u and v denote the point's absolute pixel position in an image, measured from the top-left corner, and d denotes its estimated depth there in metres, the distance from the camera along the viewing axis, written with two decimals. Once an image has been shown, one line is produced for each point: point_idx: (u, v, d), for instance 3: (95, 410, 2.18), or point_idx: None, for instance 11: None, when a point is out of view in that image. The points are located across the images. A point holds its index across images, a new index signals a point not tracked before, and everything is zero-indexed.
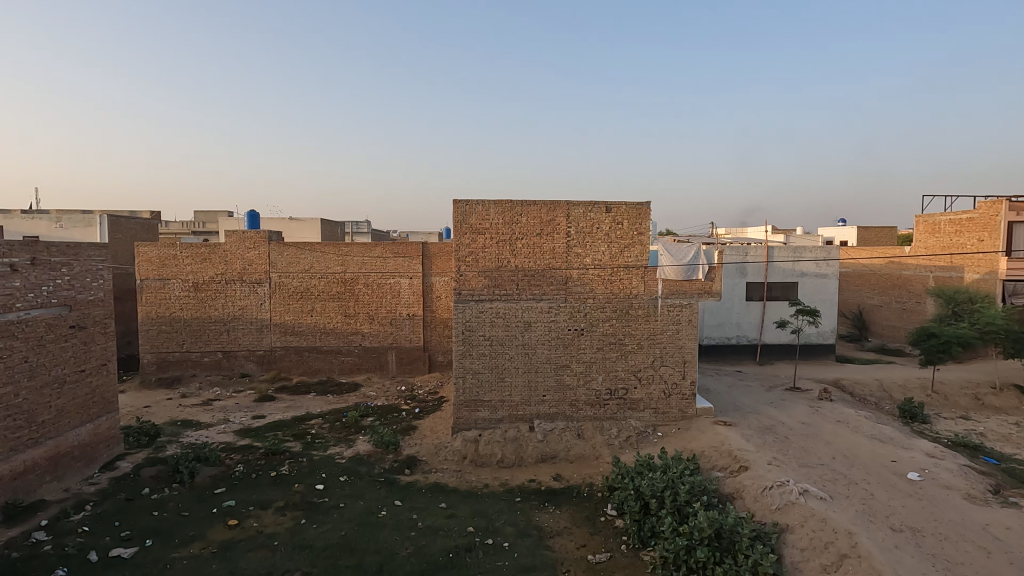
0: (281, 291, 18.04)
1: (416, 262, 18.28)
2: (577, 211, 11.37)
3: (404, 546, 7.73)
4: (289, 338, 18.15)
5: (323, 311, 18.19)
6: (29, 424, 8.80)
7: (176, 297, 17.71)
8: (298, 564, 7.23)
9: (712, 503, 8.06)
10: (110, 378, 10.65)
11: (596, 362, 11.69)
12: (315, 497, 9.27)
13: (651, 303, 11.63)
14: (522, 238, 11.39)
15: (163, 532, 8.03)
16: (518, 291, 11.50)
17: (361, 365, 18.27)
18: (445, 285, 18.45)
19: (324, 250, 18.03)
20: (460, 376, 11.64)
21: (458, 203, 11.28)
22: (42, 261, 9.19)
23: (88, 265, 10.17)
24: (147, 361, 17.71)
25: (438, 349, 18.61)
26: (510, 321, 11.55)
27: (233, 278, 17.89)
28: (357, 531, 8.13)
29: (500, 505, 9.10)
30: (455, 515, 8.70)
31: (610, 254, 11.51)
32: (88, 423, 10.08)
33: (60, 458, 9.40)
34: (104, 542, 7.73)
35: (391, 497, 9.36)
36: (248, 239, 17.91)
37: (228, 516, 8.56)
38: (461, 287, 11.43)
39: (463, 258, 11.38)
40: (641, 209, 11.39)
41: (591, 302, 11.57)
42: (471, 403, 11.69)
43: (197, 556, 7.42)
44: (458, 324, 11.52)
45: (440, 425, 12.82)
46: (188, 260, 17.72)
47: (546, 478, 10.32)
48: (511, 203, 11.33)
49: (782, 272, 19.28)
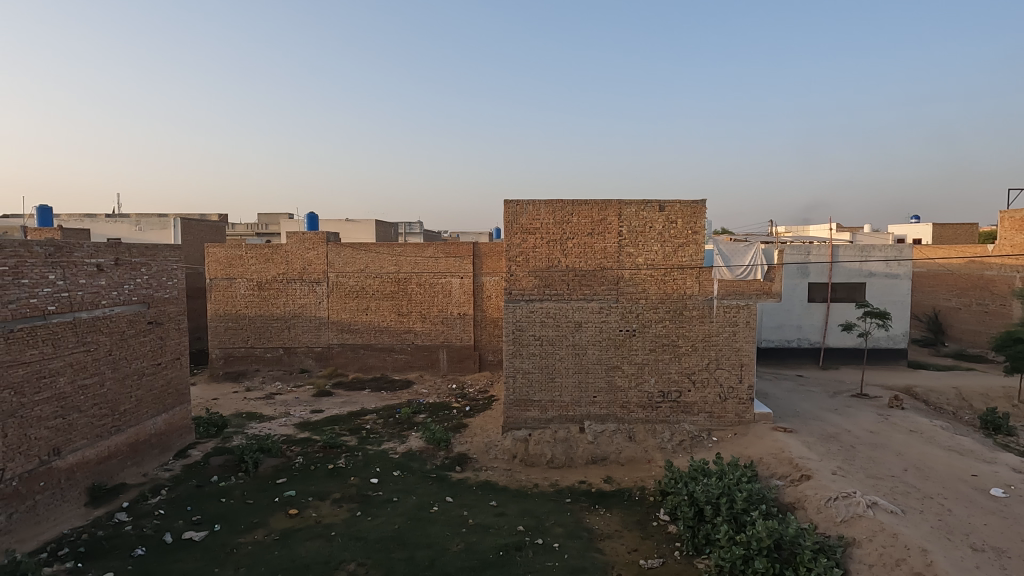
0: (338, 290, 18.67)
1: (467, 262, 18.50)
2: (629, 210, 11.21)
3: (455, 542, 7.83)
4: (346, 336, 18.76)
5: (378, 310, 18.70)
6: (113, 413, 9.50)
7: (242, 295, 18.67)
8: (354, 555, 7.46)
9: (772, 512, 7.76)
10: (183, 370, 11.35)
11: (648, 364, 11.48)
12: (369, 491, 9.55)
13: (706, 304, 11.31)
14: (573, 238, 11.32)
15: (230, 518, 8.49)
16: (568, 291, 11.44)
17: (413, 363, 18.66)
18: (496, 284, 18.56)
19: (379, 250, 18.54)
20: (511, 376, 11.69)
21: (509, 203, 11.35)
22: (125, 261, 9.90)
23: (164, 265, 10.87)
24: (215, 356, 18.75)
25: (488, 349, 18.72)
26: (559, 321, 11.50)
27: (294, 277, 18.67)
28: (409, 525, 8.30)
29: (550, 505, 9.08)
30: (505, 513, 8.75)
31: (663, 254, 11.27)
32: (163, 413, 10.76)
33: (139, 445, 10.09)
34: (177, 524, 8.25)
35: (442, 493, 9.52)
36: (307, 240, 18.65)
37: (289, 505, 8.94)
38: (512, 286, 11.47)
39: (515, 258, 11.42)
40: (697, 207, 11.10)
41: (644, 303, 11.37)
42: (521, 403, 11.71)
43: (261, 542, 7.79)
44: (509, 324, 11.56)
45: (490, 423, 12.92)
46: (253, 260, 18.65)
47: (596, 480, 10.20)
48: (562, 203, 11.30)
49: (848, 272, 18.30)
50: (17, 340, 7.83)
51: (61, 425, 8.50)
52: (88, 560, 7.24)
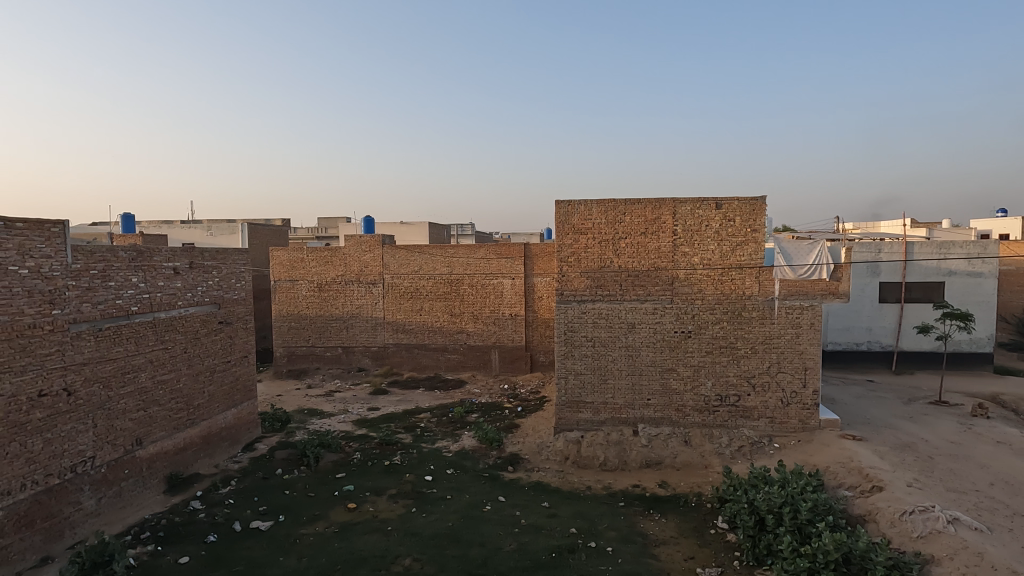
0: (393, 291, 19.17)
1: (518, 262, 18.56)
2: (684, 209, 10.93)
3: (508, 541, 7.86)
4: (400, 336, 19.23)
5: (431, 310, 19.05)
6: (188, 407, 10.13)
7: (303, 296, 19.49)
8: (409, 550, 7.63)
9: (840, 525, 7.35)
10: (251, 367, 11.97)
11: (704, 367, 11.15)
12: (424, 487, 9.75)
13: (767, 305, 10.87)
14: (625, 237, 11.15)
15: (293, 509, 8.87)
16: (620, 292, 11.27)
17: (466, 363, 18.89)
18: (547, 284, 18.53)
19: (432, 252, 18.90)
20: (563, 377, 11.63)
21: (560, 203, 11.31)
22: (198, 265, 10.55)
23: (233, 268, 11.50)
24: (279, 354, 19.67)
25: (540, 350, 18.69)
26: (612, 322, 11.34)
27: (351, 278, 19.31)
28: (462, 523, 8.41)
29: (603, 509, 8.97)
30: (558, 515, 8.72)
31: (720, 253, 10.92)
32: (233, 408, 11.38)
33: (211, 437, 10.71)
34: (245, 514, 8.70)
35: (494, 493, 9.59)
36: (364, 243, 19.25)
37: (348, 499, 9.25)
38: (563, 287, 11.42)
39: (566, 258, 11.36)
40: (756, 204, 10.69)
41: (700, 304, 11.06)
42: (573, 404, 11.63)
43: (322, 534, 8.10)
44: (560, 325, 11.51)
45: (542, 424, 12.91)
46: (313, 262, 19.42)
47: (650, 484, 9.99)
48: (614, 203, 11.15)
49: (924, 271, 17.13)
50: (105, 338, 8.48)
51: (142, 417, 9.13)
52: (166, 544, 7.75)
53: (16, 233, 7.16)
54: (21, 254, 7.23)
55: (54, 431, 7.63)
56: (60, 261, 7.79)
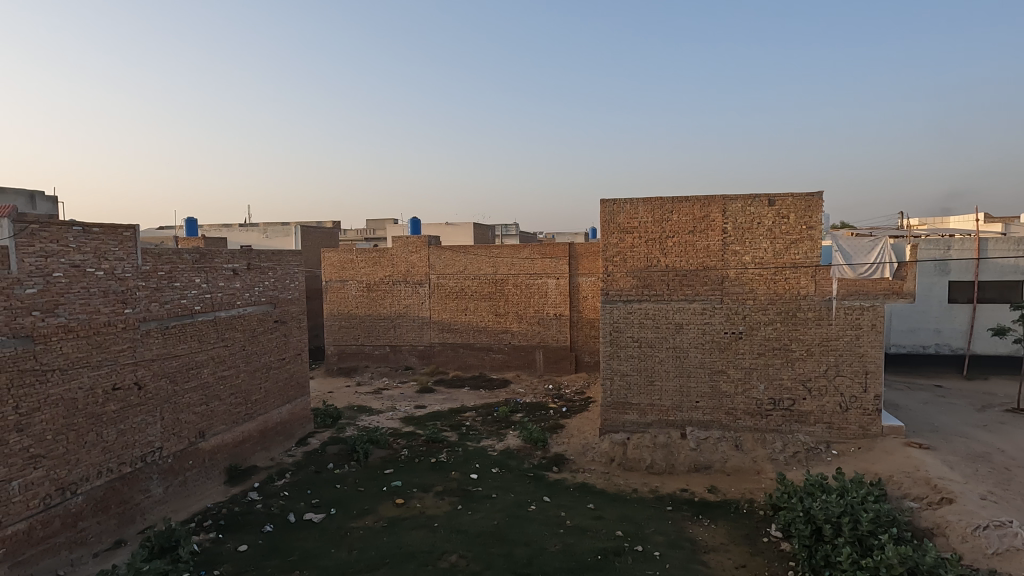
0: (439, 291, 19.46)
1: (563, 262, 18.49)
2: (734, 206, 10.61)
3: (553, 542, 7.85)
4: (446, 335, 19.50)
5: (476, 310, 19.22)
6: (246, 401, 10.61)
7: (353, 296, 20.05)
8: (455, 547, 7.73)
9: (905, 538, 6.97)
10: (304, 365, 12.42)
11: (756, 369, 10.78)
12: (469, 485, 9.85)
13: (824, 305, 10.42)
14: (673, 236, 10.93)
15: (344, 503, 9.15)
16: (667, 292, 11.04)
17: (510, 363, 18.95)
18: (592, 284, 18.37)
19: (477, 252, 19.08)
20: (608, 378, 11.48)
21: (605, 203, 11.20)
22: (255, 266, 11.03)
23: (288, 269, 11.96)
24: (331, 352, 20.31)
25: (585, 350, 18.54)
26: (659, 323, 11.13)
27: (399, 279, 19.72)
28: (508, 522, 8.45)
29: (650, 512, 8.82)
30: (603, 517, 8.63)
31: (772, 252, 10.55)
32: (287, 403, 11.84)
33: (267, 431, 11.18)
34: (299, 506, 9.03)
35: (539, 493, 9.59)
36: (411, 243, 19.63)
37: (396, 495, 9.46)
38: (609, 287, 11.29)
39: (611, 258, 11.23)
40: (812, 200, 10.27)
41: (751, 304, 10.70)
42: (619, 406, 11.48)
43: (371, 528, 8.32)
44: (606, 325, 11.38)
45: (588, 425, 12.81)
46: (362, 263, 19.96)
47: (699, 489, 9.74)
48: (661, 201, 10.95)
49: (1000, 269, 15.99)
50: (171, 336, 8.98)
51: (205, 411, 9.63)
52: (227, 532, 8.15)
53: (93, 237, 7.67)
54: (97, 256, 7.75)
55: (126, 422, 8.14)
56: (131, 263, 8.30)
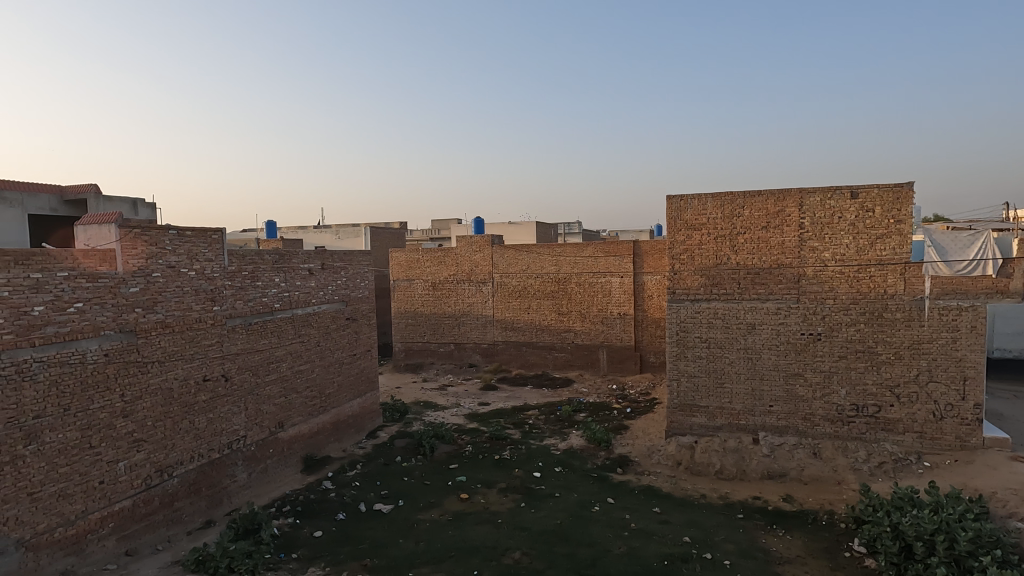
0: (502, 290, 19.63)
1: (627, 261, 18.17)
2: (812, 199, 10.03)
3: (617, 544, 7.73)
4: (509, 333, 19.65)
5: (539, 309, 19.25)
6: (320, 395, 11.15)
7: (419, 294, 20.61)
8: (519, 544, 7.78)
9: (1011, 561, 6.34)
10: (373, 361, 12.89)
11: (837, 373, 10.14)
12: (533, 483, 9.88)
13: (914, 305, 9.65)
14: (744, 232, 10.48)
15: (411, 496, 9.43)
16: (739, 290, 10.59)
17: (574, 362, 18.83)
18: (658, 283, 17.94)
19: (540, 251, 19.11)
20: (675, 379, 11.14)
21: (672, 199, 10.89)
22: (329, 266, 11.57)
23: (358, 269, 12.46)
24: (398, 349, 20.97)
25: (650, 350, 18.12)
26: (729, 323, 10.69)
27: (463, 278, 20.08)
28: (571, 522, 8.41)
29: (720, 519, 8.51)
30: (669, 522, 8.41)
31: (855, 248, 9.89)
32: (358, 398, 12.34)
33: (339, 424, 11.70)
34: (369, 496, 9.40)
35: (603, 494, 9.47)
36: (475, 243, 19.93)
37: (461, 490, 9.63)
38: (675, 286, 10.96)
39: (678, 256, 10.90)
40: (901, 191, 9.54)
41: (831, 304, 10.08)
42: (686, 408, 11.10)
43: (437, 521, 8.53)
44: (672, 325, 11.05)
45: (654, 427, 12.52)
46: (428, 262, 20.47)
47: (773, 497, 9.29)
48: (731, 196, 10.52)
49: None
50: (253, 332, 9.59)
51: (284, 402, 10.21)
52: (304, 518, 8.61)
53: (186, 240, 8.32)
54: (189, 258, 8.39)
55: (215, 411, 8.77)
56: (219, 264, 8.92)
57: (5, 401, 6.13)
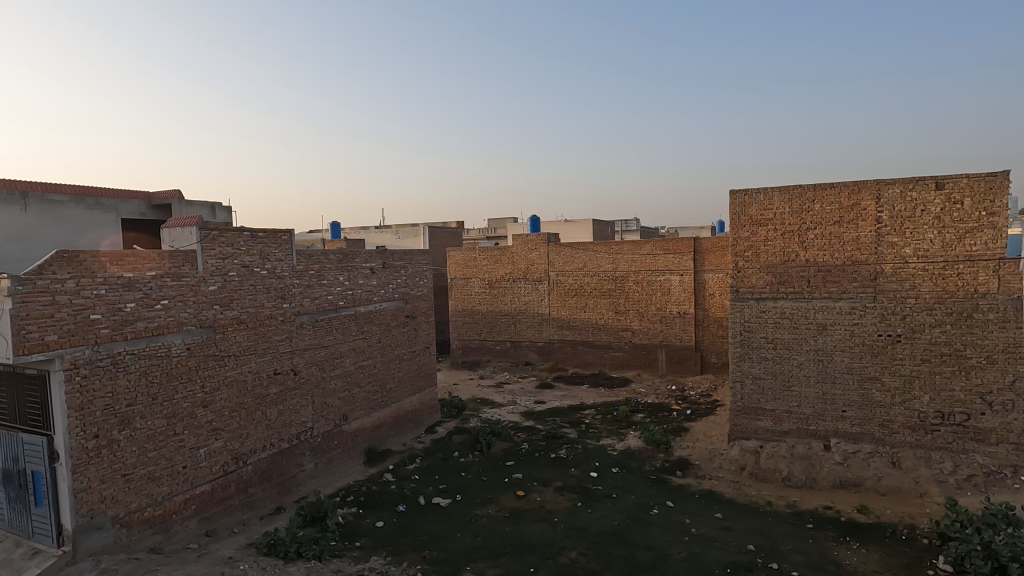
0: (558, 288, 19.56)
1: (687, 258, 17.67)
2: (892, 192, 9.41)
3: (677, 549, 7.53)
4: (565, 332, 19.56)
5: (596, 307, 19.05)
6: (381, 389, 11.51)
7: (476, 293, 20.88)
8: (575, 543, 7.74)
9: None
10: (432, 357, 13.16)
11: (919, 377, 9.45)
12: (589, 483, 9.79)
13: (1010, 305, 8.86)
14: (815, 227, 9.95)
15: (469, 491, 9.57)
16: (808, 289, 10.06)
17: (631, 362, 18.50)
18: (720, 281, 17.35)
19: (597, 249, 18.92)
20: (738, 381, 10.70)
21: (735, 193, 10.50)
22: (389, 265, 11.92)
23: (417, 268, 12.76)
24: (456, 346, 21.33)
25: (712, 350, 17.55)
26: (798, 323, 10.17)
27: (519, 276, 20.16)
28: (629, 524, 8.28)
29: (787, 528, 8.12)
30: (733, 528, 8.12)
31: (941, 243, 9.20)
32: (417, 393, 12.64)
33: (399, 418, 12.04)
34: (428, 490, 9.62)
35: (662, 497, 9.27)
36: (531, 241, 19.99)
37: (517, 487, 9.69)
38: (739, 284, 10.55)
39: (742, 253, 10.49)
40: (994, 181, 8.80)
41: (913, 303, 9.41)
42: (750, 412, 10.63)
43: (494, 517, 8.61)
44: (736, 324, 10.64)
45: (715, 430, 12.12)
46: (484, 261, 20.69)
47: (846, 507, 8.77)
48: (800, 189, 10.03)
49: None
50: (319, 328, 10.02)
51: (347, 396, 10.61)
52: (366, 508, 8.92)
53: (258, 241, 8.80)
54: (261, 258, 8.88)
55: (284, 403, 9.24)
56: (288, 264, 9.38)
57: (103, 389, 6.69)
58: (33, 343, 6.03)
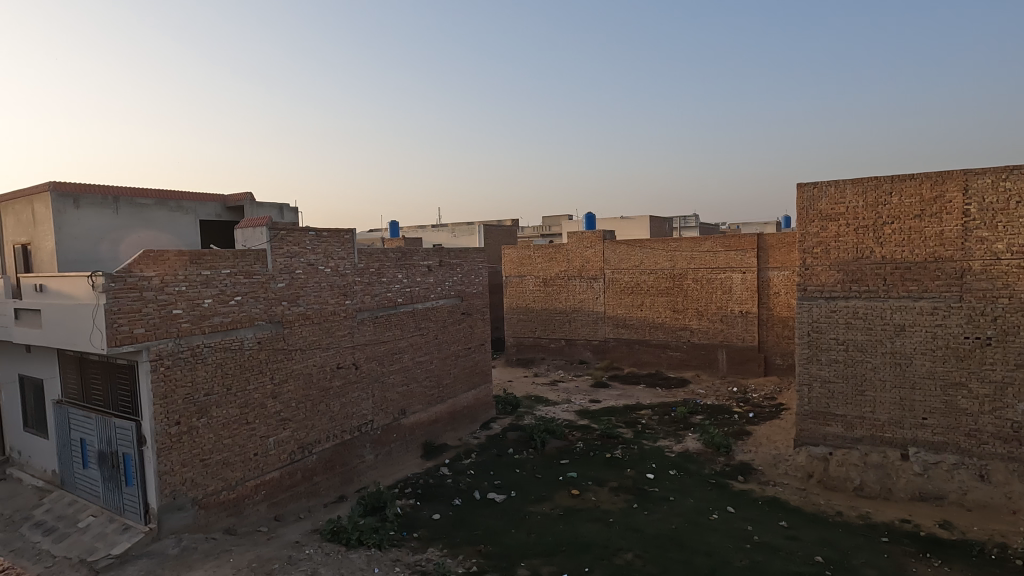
0: (614, 286, 19.29)
1: (750, 255, 17.00)
2: (981, 182, 8.70)
3: (738, 556, 7.28)
4: (621, 331, 19.27)
5: (653, 306, 18.65)
6: (438, 385, 11.74)
7: (530, 290, 20.92)
8: (631, 545, 7.63)
9: None
10: (486, 354, 13.29)
11: (1012, 384, 8.69)
12: (646, 485, 9.62)
13: None
14: (892, 222, 9.34)
15: (523, 488, 9.62)
16: (885, 288, 9.45)
17: (689, 362, 18.00)
18: (785, 279, 16.58)
19: (654, 246, 18.52)
20: (806, 384, 10.18)
21: (803, 187, 10.01)
22: (446, 263, 12.14)
23: (473, 265, 12.92)
24: (511, 343, 21.46)
25: (776, 351, 16.79)
26: (872, 323, 9.57)
27: (574, 274, 20.03)
28: (687, 528, 8.07)
29: (859, 541, 7.67)
30: (799, 538, 7.75)
31: None
32: (472, 389, 12.81)
33: (455, 413, 12.25)
34: (483, 485, 9.74)
35: (722, 502, 8.97)
36: (586, 239, 19.82)
37: (572, 485, 9.65)
38: (807, 282, 10.04)
39: (811, 249, 9.98)
40: None
41: (1005, 303, 8.66)
42: (819, 416, 10.09)
43: (548, 514, 8.62)
44: (803, 324, 10.13)
45: (780, 434, 11.60)
46: (539, 258, 20.70)
47: (926, 522, 8.19)
48: (876, 181, 9.44)
49: None
50: (379, 325, 10.34)
51: (406, 391, 10.90)
52: (423, 500, 9.14)
53: (323, 240, 9.18)
54: (325, 256, 9.26)
55: (347, 396, 9.60)
56: (350, 262, 9.73)
57: (183, 379, 7.18)
58: (124, 336, 6.56)
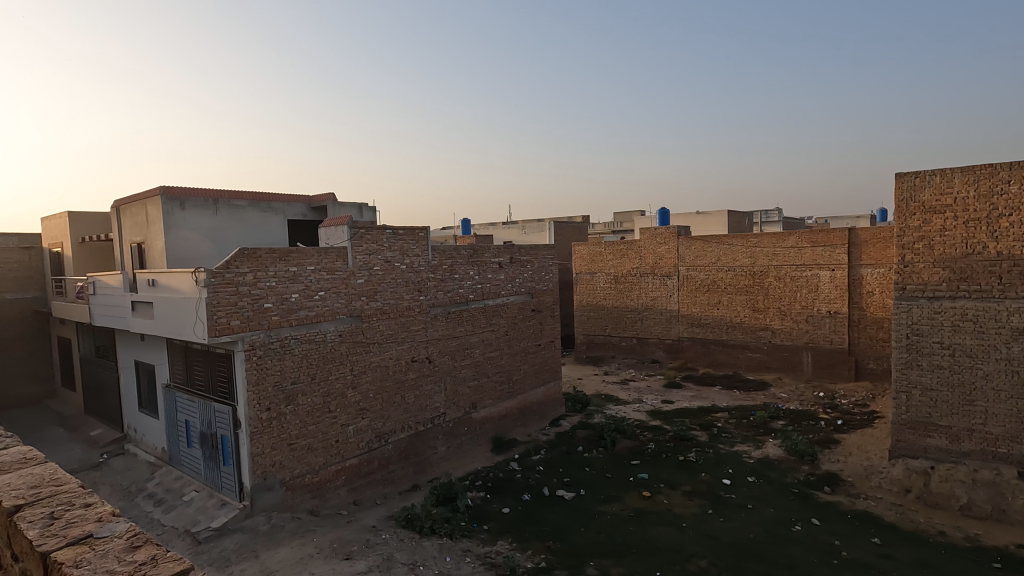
0: (689, 284, 18.66)
1: (840, 251, 15.89)
2: None
3: (823, 572, 6.84)
4: (696, 330, 18.61)
5: (730, 304, 17.86)
6: (507, 380, 11.87)
7: (601, 287, 20.65)
8: (705, 552, 7.36)
9: None
10: (556, 351, 13.26)
11: None
12: (722, 490, 9.24)
13: None
14: (1010, 214, 8.41)
15: (593, 486, 9.53)
16: (1000, 287, 8.53)
17: (770, 364, 17.09)
18: (880, 277, 15.35)
19: (733, 242, 17.72)
20: (904, 391, 9.38)
21: (903, 177, 9.24)
22: (516, 260, 12.23)
23: (543, 262, 12.94)
24: (580, 341, 21.30)
25: (869, 355, 15.58)
26: (984, 326, 8.66)
27: (646, 271, 19.56)
28: (766, 538, 7.68)
29: (965, 564, 6.99)
30: (893, 557, 7.17)
31: None
32: (542, 386, 12.83)
33: (525, 409, 12.33)
34: (552, 482, 9.75)
35: (806, 513, 8.45)
36: (659, 235, 19.29)
37: (643, 487, 9.45)
38: (906, 281, 9.25)
39: (911, 245, 9.19)
40: None
41: None
42: (918, 426, 9.27)
43: (618, 515, 8.49)
44: (901, 326, 9.32)
45: (872, 444, 10.76)
46: (610, 255, 20.40)
47: None
48: (990, 168, 8.55)
49: None
50: (452, 320, 10.59)
51: (476, 385, 11.10)
52: (493, 493, 9.29)
53: (399, 238, 9.52)
54: (401, 253, 9.60)
55: (420, 389, 9.91)
56: (424, 259, 10.03)
57: (273, 368, 7.69)
58: (222, 327, 7.13)
